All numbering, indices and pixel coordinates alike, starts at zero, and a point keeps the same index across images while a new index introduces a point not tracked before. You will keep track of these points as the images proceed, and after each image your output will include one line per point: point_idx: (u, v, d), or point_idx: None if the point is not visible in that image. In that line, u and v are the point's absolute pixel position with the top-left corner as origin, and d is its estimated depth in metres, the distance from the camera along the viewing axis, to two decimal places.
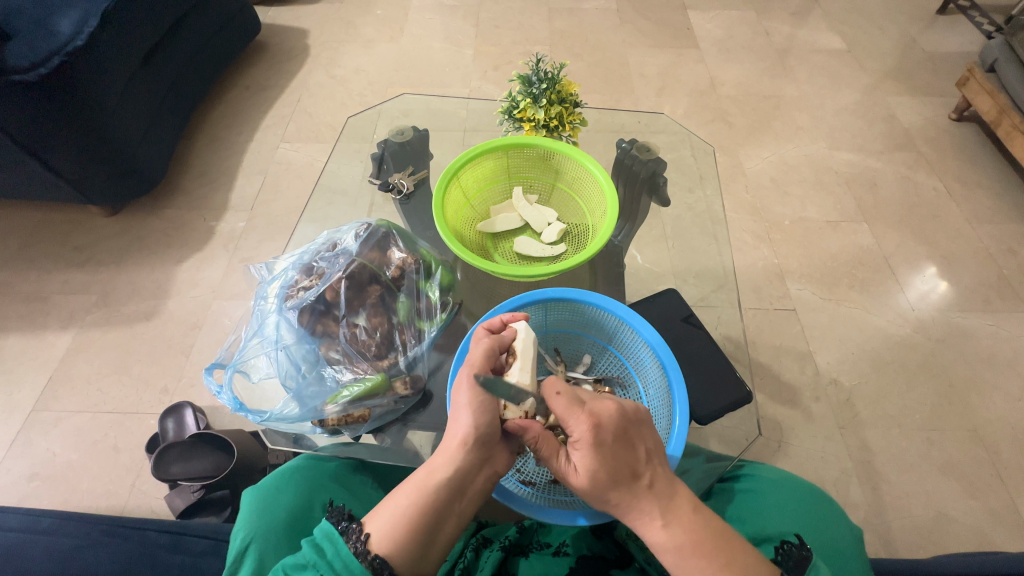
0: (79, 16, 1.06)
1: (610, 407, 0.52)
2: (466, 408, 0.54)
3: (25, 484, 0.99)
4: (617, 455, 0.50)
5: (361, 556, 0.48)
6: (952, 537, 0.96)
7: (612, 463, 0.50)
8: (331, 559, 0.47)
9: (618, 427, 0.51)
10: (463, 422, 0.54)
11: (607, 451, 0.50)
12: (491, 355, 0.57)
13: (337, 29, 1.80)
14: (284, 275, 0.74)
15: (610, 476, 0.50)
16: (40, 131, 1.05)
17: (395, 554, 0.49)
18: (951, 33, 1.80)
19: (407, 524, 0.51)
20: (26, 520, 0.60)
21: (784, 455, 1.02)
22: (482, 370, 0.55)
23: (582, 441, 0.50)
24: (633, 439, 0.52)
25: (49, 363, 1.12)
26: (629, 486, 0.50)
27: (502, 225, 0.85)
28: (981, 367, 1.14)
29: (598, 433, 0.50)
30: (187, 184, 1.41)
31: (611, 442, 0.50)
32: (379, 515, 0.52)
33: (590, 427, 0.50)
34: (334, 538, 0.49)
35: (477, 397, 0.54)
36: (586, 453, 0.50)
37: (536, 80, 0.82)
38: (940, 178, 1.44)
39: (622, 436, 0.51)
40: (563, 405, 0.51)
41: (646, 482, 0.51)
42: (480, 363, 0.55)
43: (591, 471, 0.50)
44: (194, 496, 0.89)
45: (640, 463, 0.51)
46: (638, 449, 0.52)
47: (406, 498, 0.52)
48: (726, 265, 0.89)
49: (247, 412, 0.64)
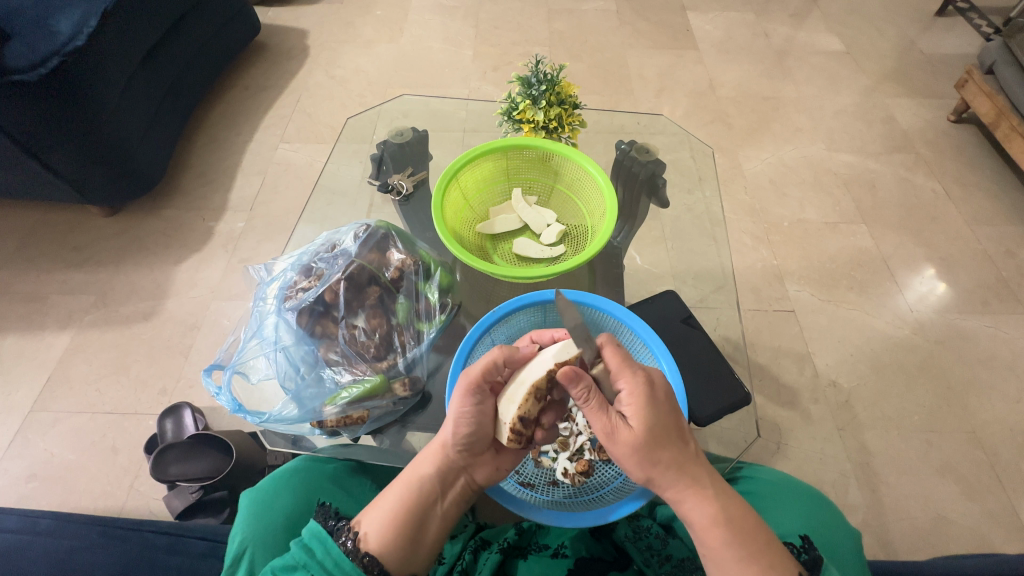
0: (79, 16, 1.06)
1: (658, 371, 0.54)
2: (452, 416, 0.55)
3: (23, 485, 0.99)
4: (670, 416, 0.51)
5: (353, 555, 0.48)
6: (950, 539, 0.96)
7: (666, 421, 0.51)
8: (322, 559, 0.47)
9: (667, 388, 0.53)
10: (448, 426, 0.55)
11: (660, 408, 0.51)
12: (494, 369, 0.55)
13: (337, 30, 1.80)
14: (283, 276, 0.74)
15: (663, 434, 0.50)
16: (39, 131, 1.05)
17: (386, 550, 0.49)
18: (950, 35, 1.80)
19: (396, 519, 0.51)
20: (23, 521, 0.60)
21: (783, 456, 1.02)
22: (476, 383, 0.53)
23: (637, 396, 0.51)
24: (678, 406, 0.53)
25: (47, 364, 1.12)
26: (679, 447, 0.51)
27: (501, 226, 0.85)
28: (980, 369, 1.14)
29: (653, 387, 0.51)
30: (186, 184, 1.41)
31: (664, 400, 0.52)
32: (370, 511, 0.52)
33: (645, 382, 0.51)
34: (324, 539, 0.49)
35: (463, 406, 0.54)
36: (643, 408, 0.50)
37: (536, 81, 0.82)
38: (939, 179, 1.45)
39: (671, 400, 0.53)
40: (616, 359, 0.52)
41: (691, 447, 0.52)
42: (478, 373, 0.54)
43: (646, 428, 0.50)
44: (193, 497, 0.89)
45: (686, 430, 0.53)
46: (682, 416, 0.53)
47: (394, 494, 0.53)
48: (725, 267, 0.89)
49: (246, 413, 0.64)
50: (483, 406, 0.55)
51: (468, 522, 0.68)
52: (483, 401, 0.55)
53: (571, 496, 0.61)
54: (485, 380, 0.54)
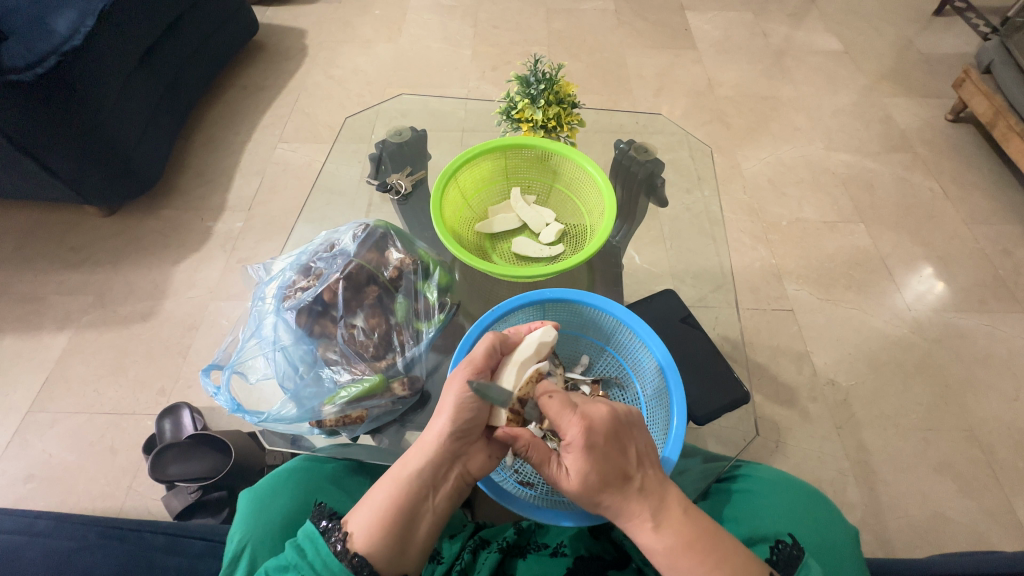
0: (77, 15, 1.06)
1: (603, 409, 0.52)
2: (450, 403, 0.55)
3: (21, 485, 0.99)
4: (608, 459, 0.50)
5: (342, 556, 0.48)
6: (948, 537, 0.96)
7: (604, 467, 0.50)
8: (313, 560, 0.47)
9: (610, 430, 0.51)
10: (443, 415, 0.55)
11: (598, 455, 0.50)
12: (491, 354, 0.57)
13: (335, 30, 1.80)
14: (282, 276, 0.74)
15: (600, 478, 0.50)
16: (37, 132, 1.05)
17: (375, 550, 0.49)
18: (948, 34, 1.80)
19: (384, 519, 0.51)
20: (20, 522, 0.60)
21: (781, 455, 1.03)
22: (478, 368, 0.56)
23: (573, 446, 0.50)
24: (624, 442, 0.51)
25: (45, 364, 1.12)
26: (620, 487, 0.50)
27: (500, 226, 0.84)
28: (978, 368, 1.14)
29: (590, 436, 0.50)
30: (183, 184, 1.41)
31: (604, 445, 0.50)
32: (360, 510, 0.52)
33: (581, 432, 0.50)
34: (316, 539, 0.49)
35: (464, 391, 0.55)
36: (578, 456, 0.50)
37: (535, 80, 0.82)
38: (937, 179, 1.45)
39: (615, 439, 0.51)
40: (557, 409, 0.51)
41: (636, 484, 0.51)
42: (480, 361, 0.57)
43: (582, 472, 0.50)
44: (192, 497, 0.89)
45: (632, 466, 0.51)
46: (629, 451, 0.51)
47: (383, 492, 0.53)
48: (724, 265, 0.89)
49: (244, 413, 0.64)
50: (483, 391, 0.57)
51: (467, 521, 0.68)
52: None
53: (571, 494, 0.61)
54: (485, 366, 0.57)
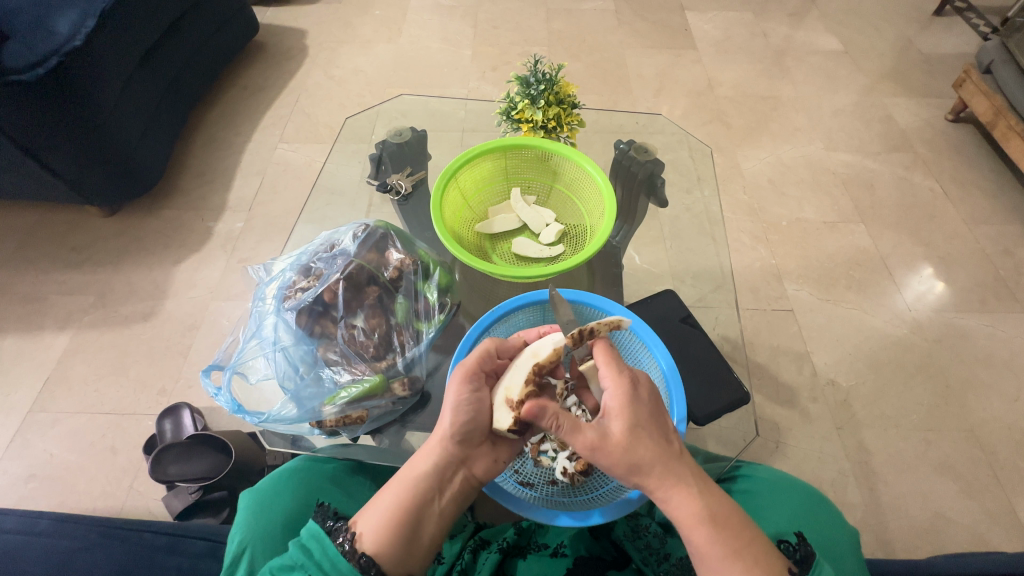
0: (77, 16, 1.06)
1: (644, 373, 0.54)
2: (450, 405, 0.55)
3: (22, 485, 0.99)
4: (653, 416, 0.51)
5: (349, 556, 0.48)
6: (948, 537, 0.96)
7: (649, 421, 0.50)
8: (319, 559, 0.47)
9: (652, 390, 0.53)
10: (445, 418, 0.55)
11: (644, 408, 0.51)
12: (485, 358, 0.58)
13: (335, 30, 1.80)
14: (282, 276, 0.74)
15: (646, 433, 0.50)
16: (38, 132, 1.05)
17: (381, 550, 0.49)
18: (948, 34, 1.80)
19: (391, 521, 0.51)
20: (23, 522, 0.60)
21: (782, 455, 1.03)
22: (472, 370, 0.56)
23: (620, 394, 0.51)
24: (662, 409, 0.53)
25: (46, 364, 1.12)
26: (663, 447, 0.50)
27: (500, 226, 0.84)
28: (978, 368, 1.14)
29: (637, 388, 0.51)
30: (184, 184, 1.41)
31: (647, 400, 0.52)
32: (368, 512, 0.52)
33: (629, 382, 0.51)
34: (322, 539, 0.49)
35: (461, 394, 0.55)
36: (626, 406, 0.50)
37: (535, 81, 0.82)
38: (937, 179, 1.45)
39: (655, 401, 0.53)
40: (605, 358, 0.53)
41: (676, 446, 0.51)
42: (473, 363, 0.57)
43: (629, 424, 0.50)
44: (192, 497, 0.89)
45: (671, 430, 0.52)
46: (665, 419, 0.53)
47: (390, 494, 0.53)
48: (724, 266, 0.89)
49: (245, 414, 0.64)
50: (481, 394, 0.57)
51: (467, 522, 0.68)
52: (479, 388, 0.57)
53: (571, 495, 0.61)
54: (480, 368, 0.57)
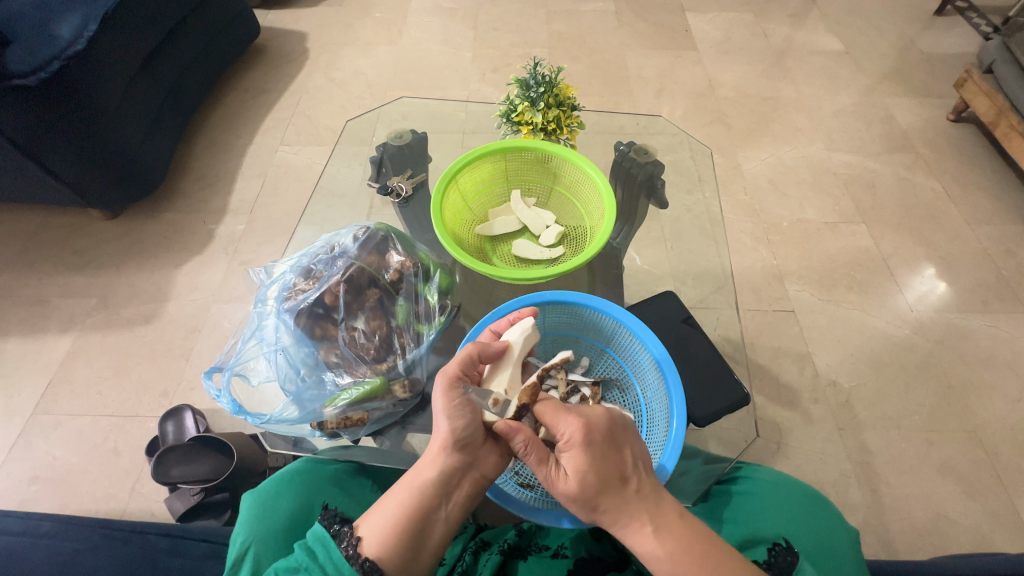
0: (80, 20, 1.06)
1: (599, 411, 0.53)
2: (441, 413, 0.54)
3: (25, 487, 0.99)
4: (606, 458, 0.50)
5: (353, 560, 0.48)
6: (951, 539, 0.96)
7: (602, 465, 0.50)
8: (324, 562, 0.48)
9: (605, 428, 0.52)
10: (443, 424, 0.53)
11: (597, 452, 0.50)
12: (469, 361, 0.58)
13: (336, 32, 1.81)
14: (283, 278, 0.74)
15: (599, 479, 0.50)
16: (41, 135, 1.06)
17: (385, 555, 0.49)
18: (949, 34, 1.80)
19: (396, 527, 0.51)
20: (26, 524, 0.60)
21: (783, 457, 1.03)
22: (454, 376, 0.55)
23: (572, 442, 0.50)
24: (619, 441, 0.52)
25: (49, 367, 1.13)
26: (617, 490, 0.50)
27: (500, 228, 0.85)
28: (980, 368, 1.14)
29: (588, 432, 0.51)
30: (186, 188, 1.41)
31: (600, 443, 0.51)
32: (372, 518, 0.52)
33: (580, 428, 0.51)
34: (327, 542, 0.49)
35: (452, 400, 0.54)
36: (576, 455, 0.50)
37: (534, 84, 0.82)
38: (939, 179, 1.45)
39: (610, 437, 0.52)
40: (551, 413, 0.53)
41: (633, 486, 0.50)
42: (453, 367, 0.56)
43: (580, 472, 0.50)
44: (194, 499, 0.89)
45: (627, 466, 0.51)
46: (624, 453, 0.52)
47: (394, 500, 0.53)
48: (725, 267, 0.89)
49: (246, 415, 0.65)
50: (470, 395, 0.56)
51: (468, 523, 0.69)
52: (466, 391, 0.56)
53: None
54: (462, 372, 0.57)
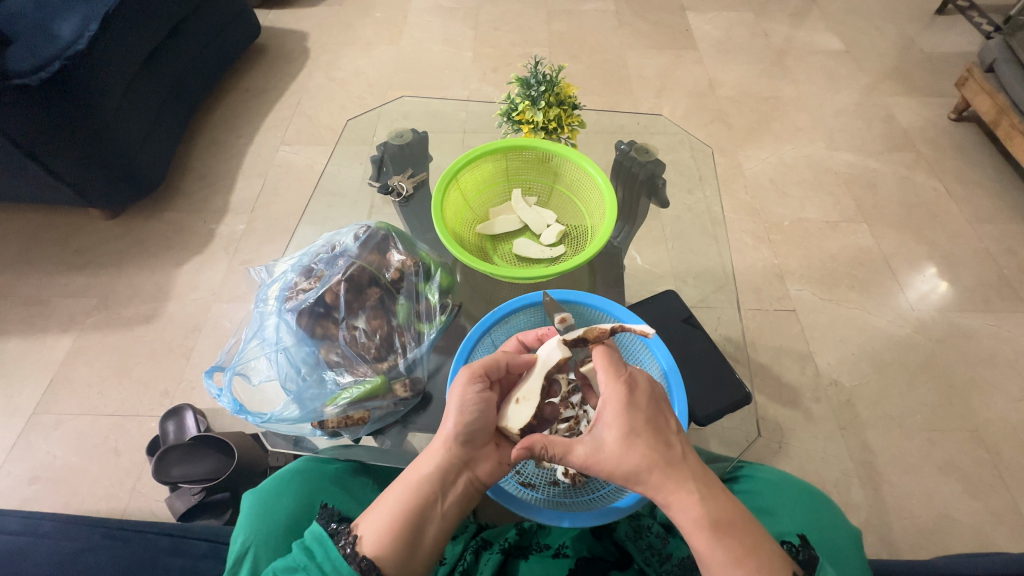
0: (81, 19, 1.07)
1: (644, 375, 0.55)
2: (454, 406, 0.55)
3: (26, 487, 0.99)
4: (650, 420, 0.51)
5: (351, 560, 0.48)
6: (953, 538, 0.96)
7: (645, 426, 0.51)
8: (321, 561, 0.48)
9: (651, 393, 0.53)
10: (450, 419, 0.54)
11: (641, 413, 0.51)
12: (494, 365, 0.57)
13: (336, 32, 1.81)
14: (284, 277, 0.74)
15: (643, 439, 0.50)
16: (42, 135, 1.06)
17: (382, 554, 0.49)
18: (950, 33, 1.80)
19: (394, 523, 0.51)
20: (26, 523, 0.60)
21: (785, 456, 1.02)
22: (478, 372, 0.55)
23: (614, 400, 0.52)
24: (663, 411, 0.53)
25: (50, 366, 1.13)
26: (662, 450, 0.50)
27: (501, 227, 0.85)
28: (981, 367, 1.14)
29: (633, 393, 0.52)
30: (187, 187, 1.41)
31: (645, 405, 0.52)
32: (371, 516, 0.52)
33: (625, 388, 0.52)
34: (325, 541, 0.49)
35: (467, 395, 0.55)
36: (620, 414, 0.51)
37: (535, 82, 0.82)
38: (940, 178, 1.44)
39: (654, 403, 0.53)
40: (605, 365, 0.54)
41: (677, 450, 0.51)
42: (478, 364, 0.56)
43: (624, 432, 0.50)
44: (194, 499, 0.88)
45: (671, 433, 0.52)
46: (668, 421, 0.53)
47: (393, 496, 0.53)
48: (726, 266, 0.89)
49: (247, 414, 0.65)
50: (485, 395, 0.56)
51: (469, 522, 0.69)
52: (483, 390, 0.56)
53: (572, 495, 0.61)
54: (486, 372, 0.56)
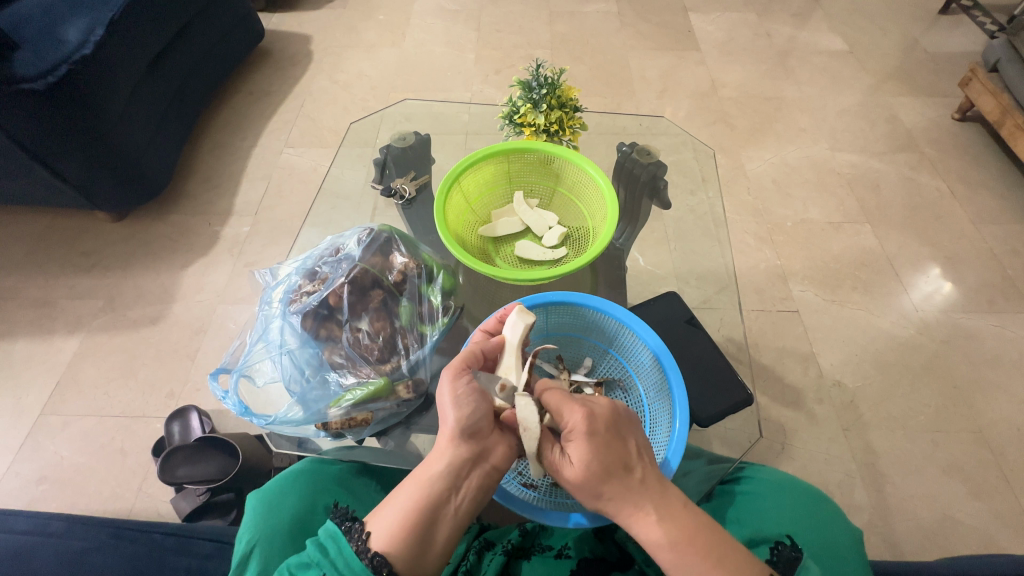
0: (87, 25, 1.08)
1: (603, 402, 0.53)
2: (451, 400, 0.54)
3: (34, 487, 1.00)
4: (611, 448, 0.50)
5: (363, 556, 0.47)
6: (957, 540, 0.96)
7: (605, 455, 0.50)
8: (334, 558, 0.47)
9: (610, 419, 0.52)
10: (451, 413, 0.54)
11: (600, 442, 0.50)
12: (472, 358, 0.60)
13: (339, 35, 1.82)
14: (288, 280, 0.75)
15: (603, 468, 0.49)
16: (48, 139, 1.07)
17: (395, 550, 0.48)
18: (953, 33, 1.79)
19: (404, 522, 0.49)
20: (34, 523, 0.61)
21: (788, 457, 1.02)
22: (458, 368, 0.57)
23: (576, 432, 0.50)
24: (624, 433, 0.52)
25: (57, 368, 1.14)
26: (621, 479, 0.50)
27: (503, 230, 0.85)
28: (986, 368, 1.14)
29: (591, 422, 0.50)
30: (192, 190, 1.42)
31: (604, 434, 0.51)
32: (382, 515, 0.51)
33: (585, 416, 0.51)
34: (338, 538, 0.48)
35: (456, 390, 0.55)
36: (581, 444, 0.50)
37: (537, 86, 0.82)
38: (944, 178, 1.44)
39: (614, 429, 0.52)
40: (557, 401, 0.52)
41: (637, 475, 0.50)
42: (459, 360, 0.58)
43: (584, 461, 0.49)
44: (200, 500, 0.89)
45: (632, 457, 0.51)
46: (629, 445, 0.52)
47: (404, 494, 0.52)
48: (728, 268, 0.89)
49: (252, 416, 0.66)
50: (476, 387, 0.56)
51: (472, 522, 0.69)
52: (472, 382, 0.57)
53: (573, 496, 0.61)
54: (467, 367, 0.58)
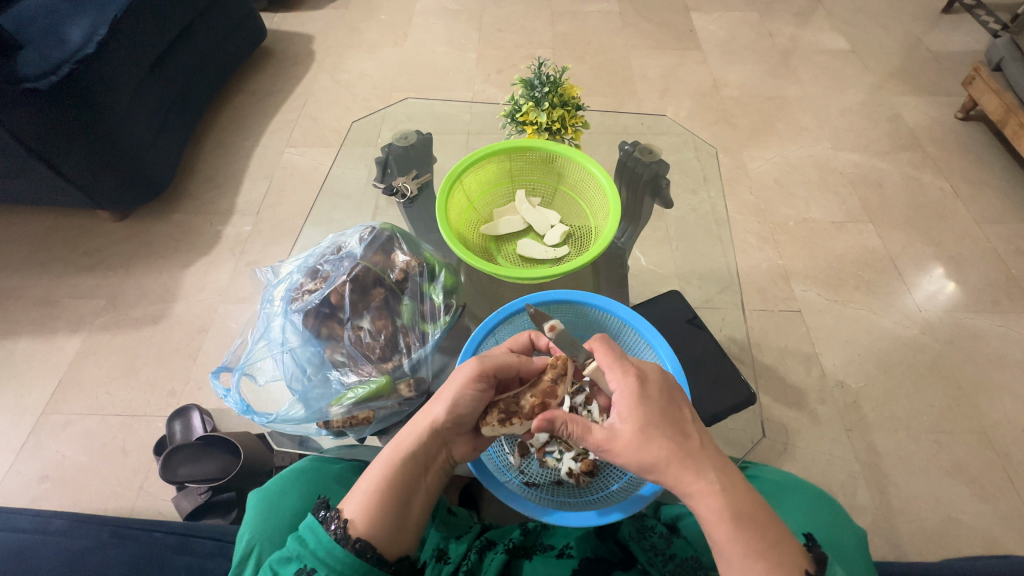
0: (90, 24, 1.08)
1: (653, 367, 0.53)
2: (450, 395, 0.54)
3: (35, 486, 1.00)
4: (665, 409, 0.49)
5: (344, 542, 0.48)
6: (961, 541, 0.95)
7: (659, 418, 0.49)
8: (314, 548, 0.48)
9: (663, 385, 0.51)
10: (440, 403, 0.54)
11: (655, 404, 0.49)
12: (505, 367, 0.56)
13: (341, 35, 1.82)
14: (289, 278, 0.75)
15: (659, 429, 0.48)
16: (52, 138, 1.07)
17: (373, 529, 0.49)
18: (956, 32, 1.78)
19: (377, 500, 0.50)
20: (35, 522, 0.61)
21: (790, 457, 1.02)
22: (487, 373, 0.54)
23: (627, 395, 0.50)
24: (677, 401, 0.51)
25: (59, 366, 1.14)
26: (681, 441, 0.48)
27: (505, 228, 0.85)
28: (989, 369, 1.13)
29: (644, 385, 0.50)
30: (193, 190, 1.43)
31: (658, 397, 0.50)
32: (355, 493, 0.52)
33: (636, 380, 0.50)
34: (316, 528, 0.49)
35: (465, 389, 0.54)
36: (633, 406, 0.49)
37: (539, 84, 0.82)
38: (947, 178, 1.43)
39: (667, 394, 0.51)
40: (609, 360, 0.51)
41: (696, 441, 0.48)
42: (491, 364, 0.55)
43: (638, 422, 0.48)
44: (201, 498, 0.88)
45: (687, 423, 0.49)
46: (684, 411, 0.50)
47: (374, 475, 0.52)
48: (730, 267, 0.89)
49: (253, 414, 0.65)
50: (487, 394, 0.55)
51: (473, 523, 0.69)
52: (486, 390, 0.55)
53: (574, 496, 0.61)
54: (494, 372, 0.55)
